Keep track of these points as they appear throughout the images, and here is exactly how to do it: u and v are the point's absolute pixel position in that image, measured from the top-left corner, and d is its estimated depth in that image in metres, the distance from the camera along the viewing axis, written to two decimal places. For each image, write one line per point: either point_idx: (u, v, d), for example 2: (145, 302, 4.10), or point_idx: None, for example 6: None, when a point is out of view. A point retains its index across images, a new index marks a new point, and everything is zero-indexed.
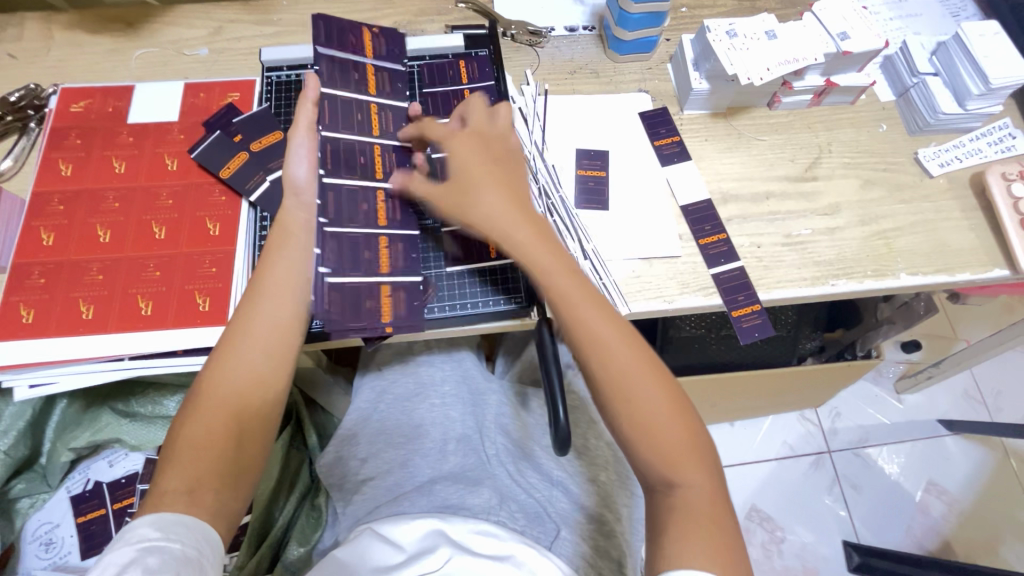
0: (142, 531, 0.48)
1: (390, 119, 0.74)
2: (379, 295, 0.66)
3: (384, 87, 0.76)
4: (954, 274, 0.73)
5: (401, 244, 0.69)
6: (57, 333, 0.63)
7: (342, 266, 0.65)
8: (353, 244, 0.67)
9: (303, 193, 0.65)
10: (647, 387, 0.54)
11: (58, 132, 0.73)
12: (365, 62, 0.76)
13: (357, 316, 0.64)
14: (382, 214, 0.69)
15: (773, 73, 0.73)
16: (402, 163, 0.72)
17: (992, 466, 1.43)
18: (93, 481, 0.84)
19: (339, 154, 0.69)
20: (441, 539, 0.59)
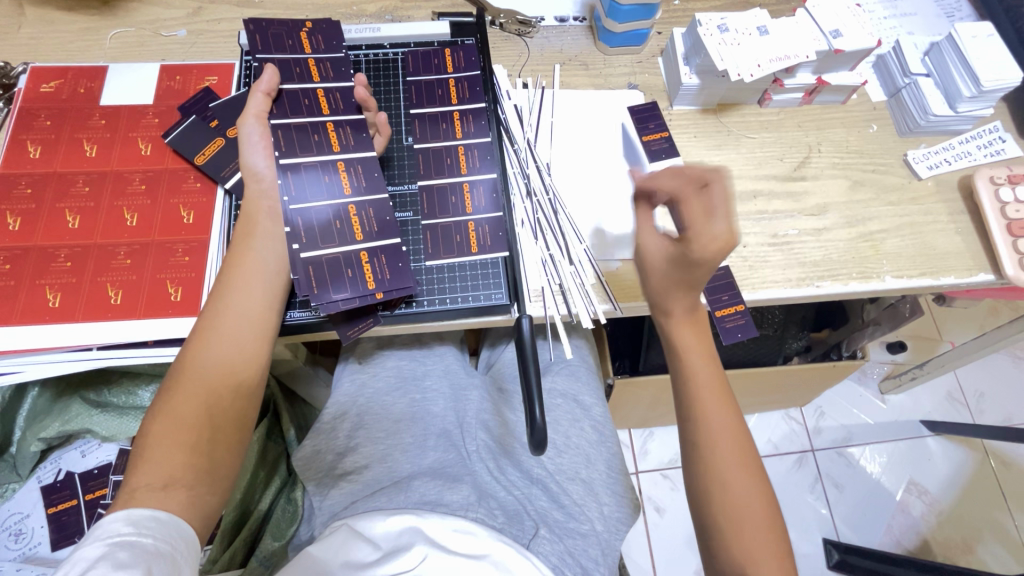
0: (116, 526, 0.46)
1: (338, 98, 0.69)
2: (359, 262, 0.63)
3: (327, 73, 0.70)
4: (939, 277, 0.73)
5: (371, 209, 0.65)
6: (22, 321, 0.61)
7: (315, 244, 0.62)
8: (322, 218, 0.63)
9: (263, 182, 0.63)
10: (741, 475, 0.56)
11: (27, 112, 0.70)
12: (305, 58, 0.70)
13: (339, 286, 0.62)
14: (347, 184, 0.65)
15: (763, 70, 0.71)
16: (358, 135, 0.68)
17: (972, 467, 1.45)
18: (64, 472, 0.82)
19: (291, 136, 0.65)
20: (417, 536, 0.59)
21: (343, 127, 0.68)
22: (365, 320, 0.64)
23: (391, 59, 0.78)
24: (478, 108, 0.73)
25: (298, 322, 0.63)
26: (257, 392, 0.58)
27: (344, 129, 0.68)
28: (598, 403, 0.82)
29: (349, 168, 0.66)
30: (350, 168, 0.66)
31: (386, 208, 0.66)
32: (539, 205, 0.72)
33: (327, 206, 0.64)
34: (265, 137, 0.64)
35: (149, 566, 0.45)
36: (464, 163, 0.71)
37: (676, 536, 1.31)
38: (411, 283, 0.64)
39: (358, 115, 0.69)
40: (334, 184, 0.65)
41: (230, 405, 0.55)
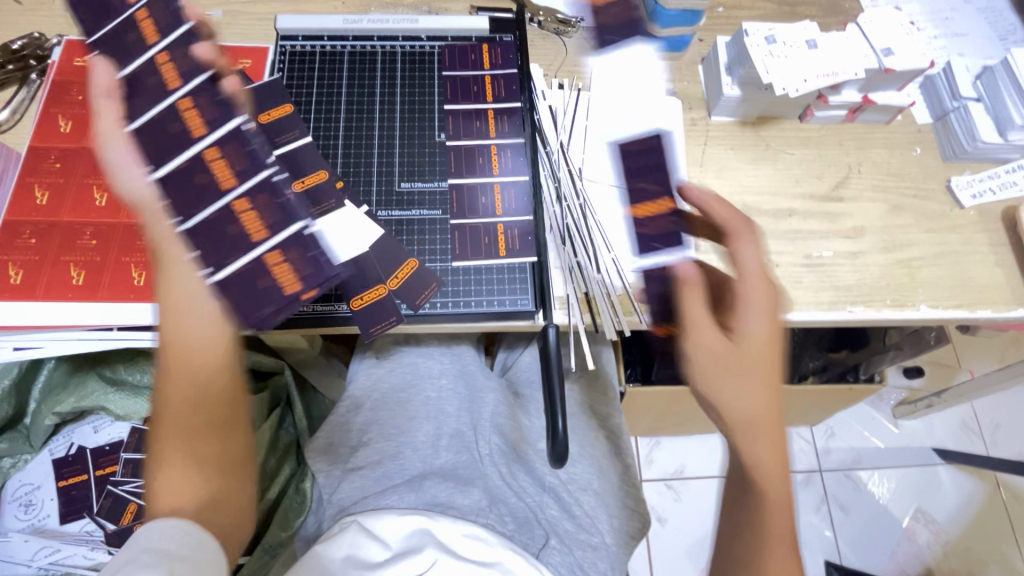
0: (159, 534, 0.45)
1: (179, 61, 0.61)
2: (270, 265, 0.57)
3: (155, 29, 0.62)
4: (976, 310, 0.71)
5: (259, 194, 0.58)
6: (46, 297, 0.61)
7: (223, 262, 0.56)
8: (215, 223, 0.57)
9: (141, 201, 0.57)
10: None
11: (59, 86, 0.70)
12: (151, 47, 0.61)
13: (254, 300, 0.56)
14: (224, 170, 0.59)
15: (809, 85, 0.69)
16: (217, 104, 0.60)
17: (982, 499, 1.42)
18: (76, 446, 0.83)
19: (157, 140, 0.59)
20: (427, 539, 0.58)
21: (199, 98, 0.60)
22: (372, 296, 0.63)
23: (427, 52, 0.76)
24: (514, 107, 0.73)
25: (318, 315, 0.63)
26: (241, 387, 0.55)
27: (199, 101, 0.60)
28: (616, 413, 0.80)
29: (222, 148, 0.59)
30: (222, 150, 0.59)
31: (278, 185, 0.59)
32: (569, 211, 0.71)
33: (213, 213, 0.57)
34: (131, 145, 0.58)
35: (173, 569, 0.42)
36: (496, 164, 0.70)
37: (677, 548, 1.30)
38: (327, 271, 0.57)
39: (208, 77, 0.61)
40: (324, 185, 0.67)
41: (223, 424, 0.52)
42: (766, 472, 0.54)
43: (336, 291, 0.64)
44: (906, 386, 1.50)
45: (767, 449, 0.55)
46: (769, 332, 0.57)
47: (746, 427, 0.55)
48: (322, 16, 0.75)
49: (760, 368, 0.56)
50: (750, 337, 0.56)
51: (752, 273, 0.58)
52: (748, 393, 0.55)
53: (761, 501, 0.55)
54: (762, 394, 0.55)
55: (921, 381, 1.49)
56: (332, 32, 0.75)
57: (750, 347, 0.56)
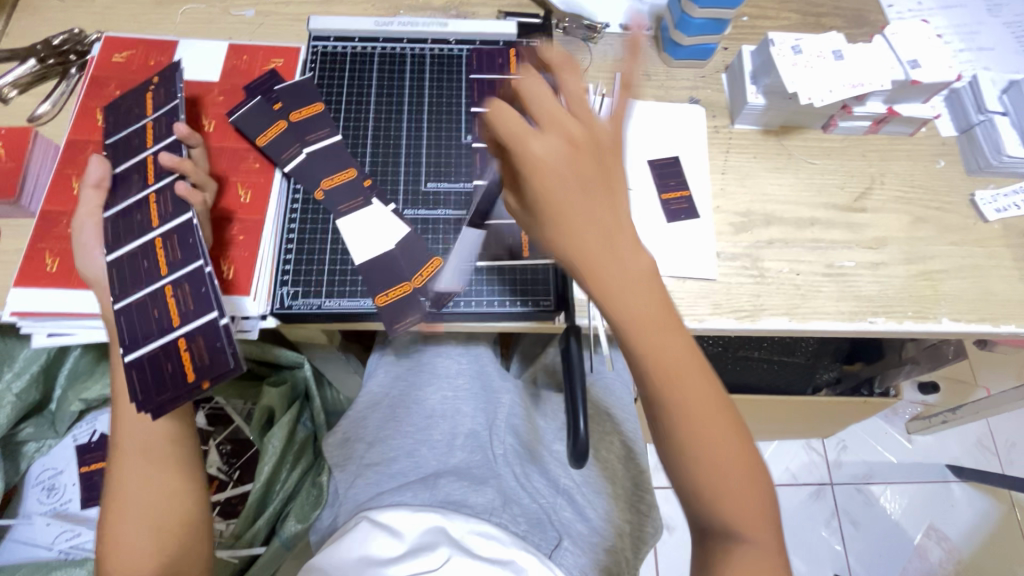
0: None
1: (161, 160, 0.60)
2: (177, 354, 0.55)
3: (158, 132, 0.62)
4: (998, 325, 0.70)
5: (187, 284, 0.56)
6: (82, 285, 0.62)
7: (136, 344, 0.56)
8: (141, 309, 0.56)
9: (99, 282, 0.59)
10: (722, 450, 0.46)
11: (98, 80, 0.72)
12: (144, 122, 0.63)
13: (159, 382, 0.55)
14: (162, 261, 0.57)
15: (835, 95, 0.70)
16: (176, 199, 0.58)
17: (997, 518, 1.40)
18: (99, 433, 0.84)
19: (117, 226, 0.58)
20: (441, 537, 0.58)
21: (164, 190, 0.58)
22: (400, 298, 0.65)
23: (455, 55, 0.77)
24: None
25: (344, 310, 0.64)
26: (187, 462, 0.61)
27: (162, 193, 0.58)
28: (631, 416, 0.80)
29: (165, 241, 0.57)
30: (166, 242, 0.57)
31: (201, 278, 0.56)
32: None
33: (143, 299, 0.56)
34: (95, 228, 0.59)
35: None
36: None
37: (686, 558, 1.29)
38: (223, 356, 0.54)
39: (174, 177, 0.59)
40: (353, 185, 0.69)
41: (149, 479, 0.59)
42: (665, 346, 0.46)
43: (361, 288, 0.65)
44: (921, 402, 1.48)
45: (631, 292, 0.45)
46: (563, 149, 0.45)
47: (612, 303, 0.45)
48: (354, 18, 0.77)
49: (608, 197, 0.46)
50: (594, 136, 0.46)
51: (572, 128, 0.45)
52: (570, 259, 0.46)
53: (665, 382, 0.46)
54: (592, 240, 0.45)
55: (936, 396, 1.48)
56: (362, 33, 0.76)
57: (593, 178, 0.45)
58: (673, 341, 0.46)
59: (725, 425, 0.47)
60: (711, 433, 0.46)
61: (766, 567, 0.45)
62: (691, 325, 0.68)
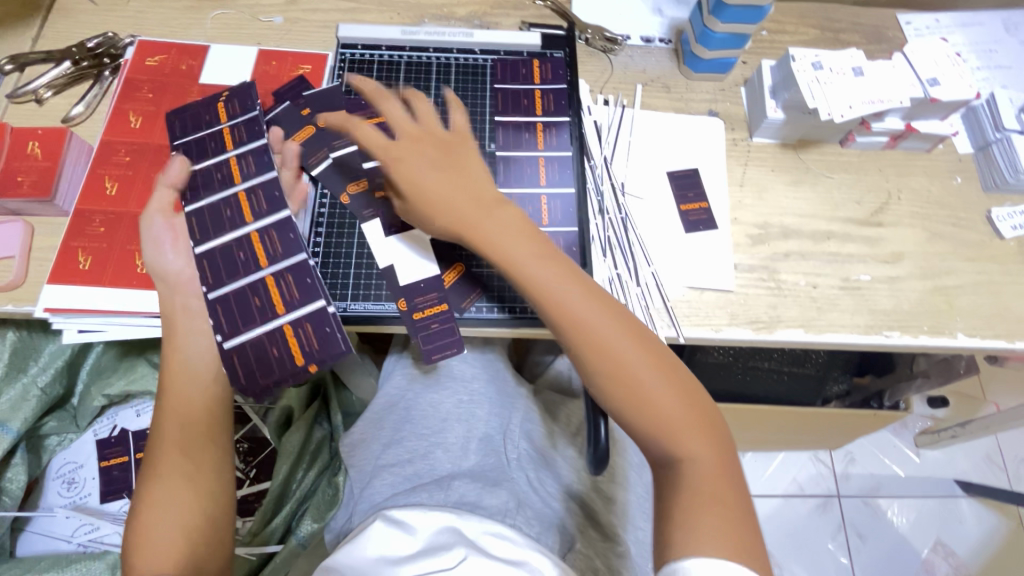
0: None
1: (251, 161, 0.66)
2: (283, 339, 0.61)
3: (240, 137, 0.67)
4: (1014, 341, 0.71)
5: (291, 275, 0.62)
6: (112, 283, 0.64)
7: (238, 330, 0.60)
8: (239, 299, 0.61)
9: (176, 279, 0.61)
10: (641, 370, 0.52)
11: (131, 83, 0.74)
12: (219, 128, 0.68)
13: (263, 365, 0.60)
14: (262, 254, 0.63)
15: (855, 112, 0.70)
16: (269, 196, 0.64)
17: (1005, 535, 1.39)
18: (119, 428, 0.85)
19: (204, 220, 0.63)
20: (457, 537, 0.57)
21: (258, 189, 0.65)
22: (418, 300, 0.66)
23: (480, 64, 0.78)
24: (562, 120, 0.75)
25: (368, 313, 0.66)
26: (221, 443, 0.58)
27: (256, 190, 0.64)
28: None
29: (263, 236, 0.63)
30: (263, 235, 0.63)
31: (301, 273, 0.62)
32: (611, 225, 0.73)
33: (241, 287, 0.62)
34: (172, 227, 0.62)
35: None
36: (543, 175, 0.73)
37: None
38: (341, 347, 0.61)
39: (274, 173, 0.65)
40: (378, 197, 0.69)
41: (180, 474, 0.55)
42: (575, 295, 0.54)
43: (386, 292, 0.67)
44: (931, 416, 1.48)
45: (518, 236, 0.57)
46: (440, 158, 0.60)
47: (522, 267, 0.55)
48: (382, 27, 0.78)
49: (459, 170, 0.59)
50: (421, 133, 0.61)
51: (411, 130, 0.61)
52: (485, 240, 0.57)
53: (577, 331, 0.53)
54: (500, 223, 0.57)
55: (945, 411, 1.48)
56: (389, 41, 0.78)
57: (463, 162, 0.60)
58: (570, 278, 0.55)
59: (640, 354, 0.53)
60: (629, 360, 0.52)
61: (713, 480, 0.47)
62: (708, 335, 0.69)
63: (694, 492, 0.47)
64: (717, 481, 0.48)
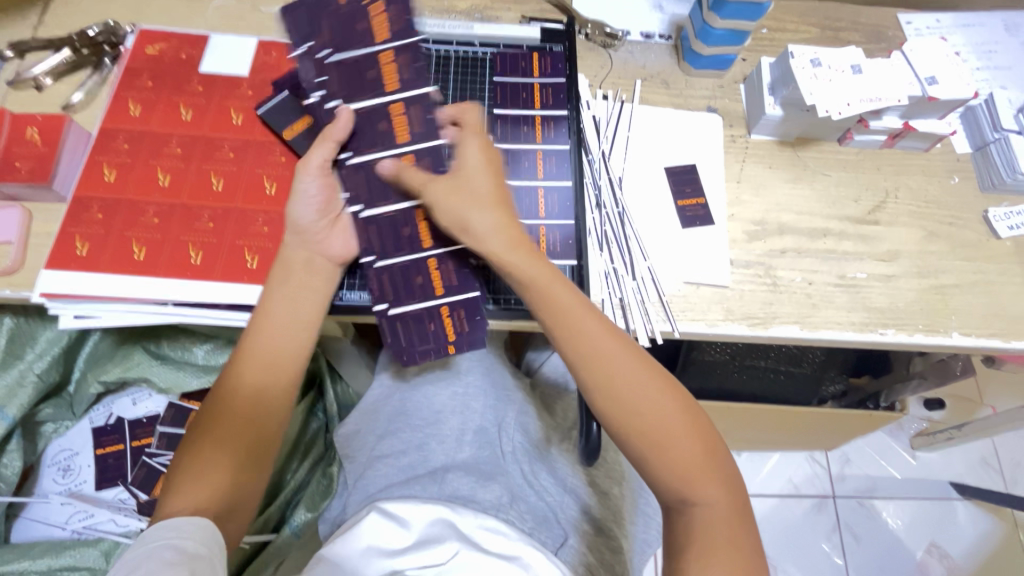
0: (155, 534, 0.48)
1: (416, 114, 0.66)
2: (440, 317, 0.64)
3: (399, 79, 0.66)
4: (1008, 340, 0.71)
5: (451, 261, 0.65)
6: (109, 269, 0.64)
7: (399, 301, 0.64)
8: (404, 271, 0.65)
9: (307, 234, 0.62)
10: (657, 410, 0.54)
11: (131, 71, 0.74)
12: (377, 53, 0.66)
13: (419, 336, 0.64)
14: (427, 235, 0.65)
15: (853, 109, 0.71)
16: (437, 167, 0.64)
17: (1000, 538, 1.39)
18: (115, 416, 0.86)
19: (370, 181, 0.65)
20: (449, 530, 0.57)
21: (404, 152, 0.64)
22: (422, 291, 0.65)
23: (480, 57, 0.79)
24: (560, 114, 0.75)
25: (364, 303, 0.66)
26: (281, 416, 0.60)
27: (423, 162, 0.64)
28: None
29: (425, 215, 0.65)
30: (430, 213, 0.65)
31: (460, 257, 0.65)
32: (608, 219, 0.73)
33: (406, 263, 0.65)
34: (323, 185, 0.63)
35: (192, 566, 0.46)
36: (541, 168, 0.73)
37: None
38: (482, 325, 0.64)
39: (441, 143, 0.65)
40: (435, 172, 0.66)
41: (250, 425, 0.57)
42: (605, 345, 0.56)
43: None
44: (927, 418, 1.48)
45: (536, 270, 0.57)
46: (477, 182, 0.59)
47: (555, 312, 0.56)
48: None
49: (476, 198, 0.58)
50: (469, 167, 0.60)
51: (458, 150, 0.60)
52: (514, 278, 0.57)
53: (609, 378, 0.55)
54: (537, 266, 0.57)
55: (942, 413, 1.48)
56: None
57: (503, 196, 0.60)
58: (589, 319, 0.57)
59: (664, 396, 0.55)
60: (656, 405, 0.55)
61: (724, 520, 0.52)
62: (704, 330, 0.69)
63: (711, 536, 0.51)
64: (730, 524, 0.52)
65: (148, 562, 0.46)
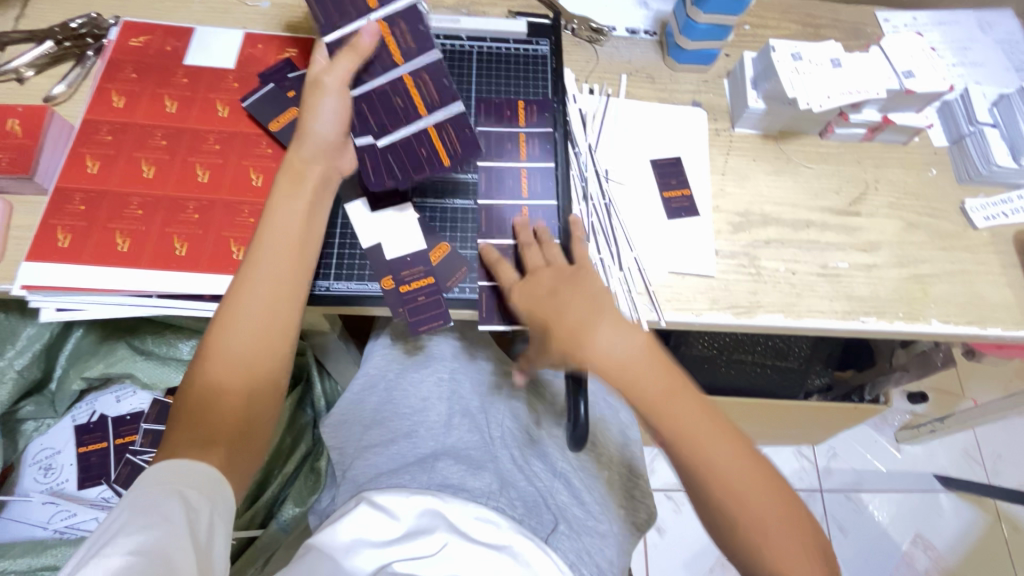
0: (155, 479, 0.49)
1: (404, 30, 0.59)
2: (430, 286, 0.66)
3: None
4: (986, 328, 0.73)
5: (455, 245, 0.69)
6: (91, 262, 0.63)
7: (399, 277, 0.67)
8: (405, 146, 0.66)
9: (326, 146, 0.62)
10: (761, 495, 0.53)
11: (115, 63, 0.73)
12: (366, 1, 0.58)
13: (417, 307, 0.66)
14: (420, 101, 0.63)
15: (833, 101, 0.72)
16: (439, 83, 0.62)
17: (982, 528, 1.42)
18: (98, 414, 0.85)
19: (375, 107, 0.63)
20: (438, 520, 0.56)
21: (399, 23, 0.59)
22: (420, 280, 0.67)
23: (465, 51, 0.80)
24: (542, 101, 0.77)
25: (352, 292, 0.66)
26: (284, 356, 0.58)
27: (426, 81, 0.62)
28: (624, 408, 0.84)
29: (441, 130, 0.66)
30: (442, 129, 0.66)
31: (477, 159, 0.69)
32: (593, 211, 0.73)
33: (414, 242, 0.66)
34: (342, 104, 0.61)
35: (192, 523, 0.47)
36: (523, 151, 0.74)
37: (678, 561, 1.26)
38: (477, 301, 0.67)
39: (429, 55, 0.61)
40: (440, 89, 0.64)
41: (245, 374, 0.55)
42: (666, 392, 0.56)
43: (369, 272, 0.67)
44: (910, 411, 1.50)
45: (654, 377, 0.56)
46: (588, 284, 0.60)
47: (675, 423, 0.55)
48: None
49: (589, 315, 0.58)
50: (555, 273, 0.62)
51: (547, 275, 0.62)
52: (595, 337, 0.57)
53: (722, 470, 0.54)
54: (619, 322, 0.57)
55: (925, 406, 1.50)
56: None
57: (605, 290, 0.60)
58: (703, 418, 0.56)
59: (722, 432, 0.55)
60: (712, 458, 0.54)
61: None
62: (689, 319, 0.69)
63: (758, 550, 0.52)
64: (781, 523, 0.53)
65: (151, 512, 0.46)
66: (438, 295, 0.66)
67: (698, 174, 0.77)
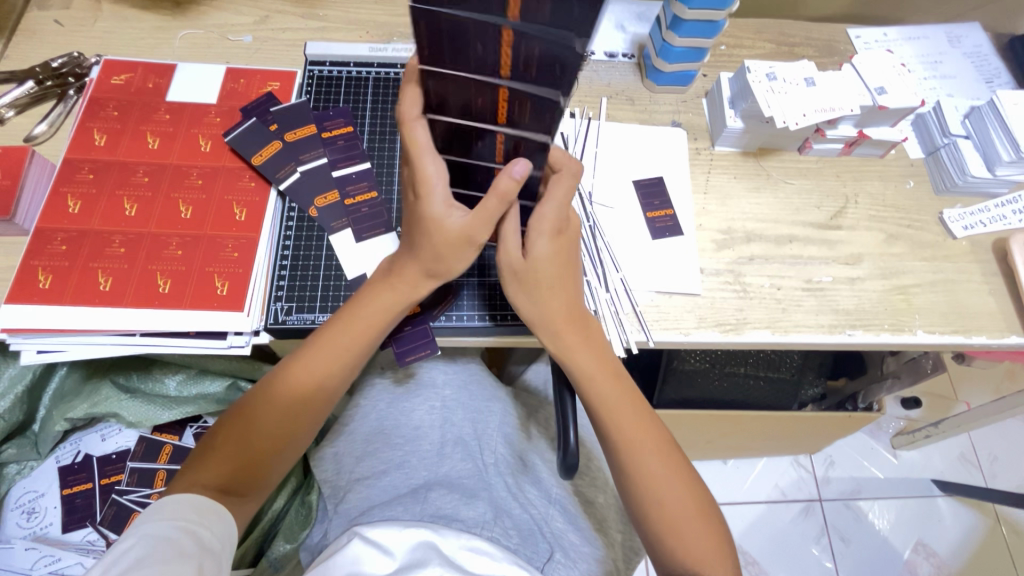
0: (169, 510, 0.50)
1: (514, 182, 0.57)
2: (417, 317, 0.67)
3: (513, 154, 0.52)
4: (970, 336, 0.73)
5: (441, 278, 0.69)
6: (72, 302, 0.63)
7: None
8: None
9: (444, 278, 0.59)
10: (686, 510, 0.57)
11: (96, 102, 0.73)
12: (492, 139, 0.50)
13: (407, 337, 0.66)
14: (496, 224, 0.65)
15: (808, 119, 0.74)
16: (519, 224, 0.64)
17: (983, 532, 1.41)
18: (82, 454, 0.83)
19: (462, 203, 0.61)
20: (431, 553, 0.54)
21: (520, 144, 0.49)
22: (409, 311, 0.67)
23: None
24: None
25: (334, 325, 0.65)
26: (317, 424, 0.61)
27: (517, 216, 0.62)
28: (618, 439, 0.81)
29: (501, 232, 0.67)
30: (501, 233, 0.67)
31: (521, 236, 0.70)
32: (579, 232, 0.73)
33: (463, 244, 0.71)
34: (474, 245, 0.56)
35: (202, 561, 0.47)
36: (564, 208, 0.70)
37: None
38: (463, 328, 0.67)
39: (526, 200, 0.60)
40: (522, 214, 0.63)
41: (281, 442, 0.58)
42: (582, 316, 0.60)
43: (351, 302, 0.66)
44: (905, 417, 1.51)
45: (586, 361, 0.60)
46: (558, 246, 0.59)
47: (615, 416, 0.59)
48: (351, 44, 0.80)
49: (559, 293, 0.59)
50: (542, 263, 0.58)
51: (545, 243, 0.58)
52: (533, 292, 0.59)
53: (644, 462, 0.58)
54: (549, 265, 0.58)
55: (919, 412, 1.51)
56: (355, 58, 0.79)
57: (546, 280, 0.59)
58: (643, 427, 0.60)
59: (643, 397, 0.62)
60: (626, 420, 0.59)
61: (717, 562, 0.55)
62: (678, 338, 0.69)
63: (676, 528, 0.56)
64: (688, 503, 0.57)
65: (166, 546, 0.47)
66: (425, 324, 0.66)
67: (680, 193, 0.78)
